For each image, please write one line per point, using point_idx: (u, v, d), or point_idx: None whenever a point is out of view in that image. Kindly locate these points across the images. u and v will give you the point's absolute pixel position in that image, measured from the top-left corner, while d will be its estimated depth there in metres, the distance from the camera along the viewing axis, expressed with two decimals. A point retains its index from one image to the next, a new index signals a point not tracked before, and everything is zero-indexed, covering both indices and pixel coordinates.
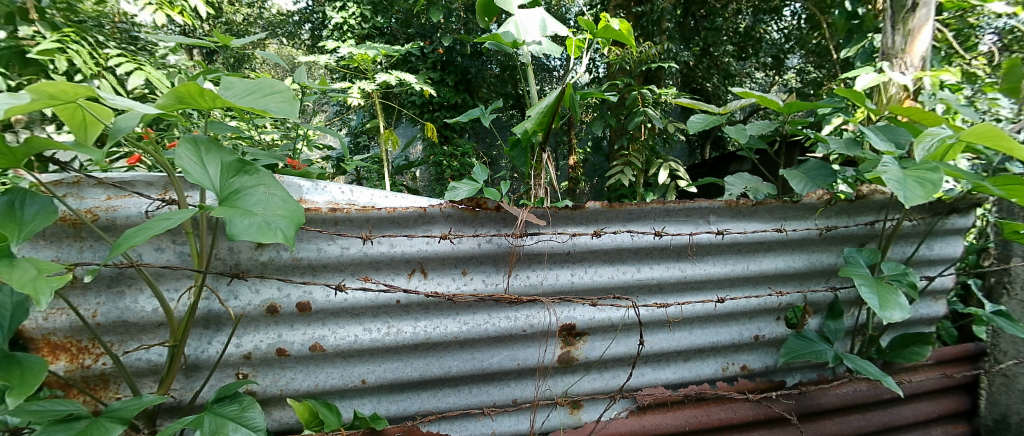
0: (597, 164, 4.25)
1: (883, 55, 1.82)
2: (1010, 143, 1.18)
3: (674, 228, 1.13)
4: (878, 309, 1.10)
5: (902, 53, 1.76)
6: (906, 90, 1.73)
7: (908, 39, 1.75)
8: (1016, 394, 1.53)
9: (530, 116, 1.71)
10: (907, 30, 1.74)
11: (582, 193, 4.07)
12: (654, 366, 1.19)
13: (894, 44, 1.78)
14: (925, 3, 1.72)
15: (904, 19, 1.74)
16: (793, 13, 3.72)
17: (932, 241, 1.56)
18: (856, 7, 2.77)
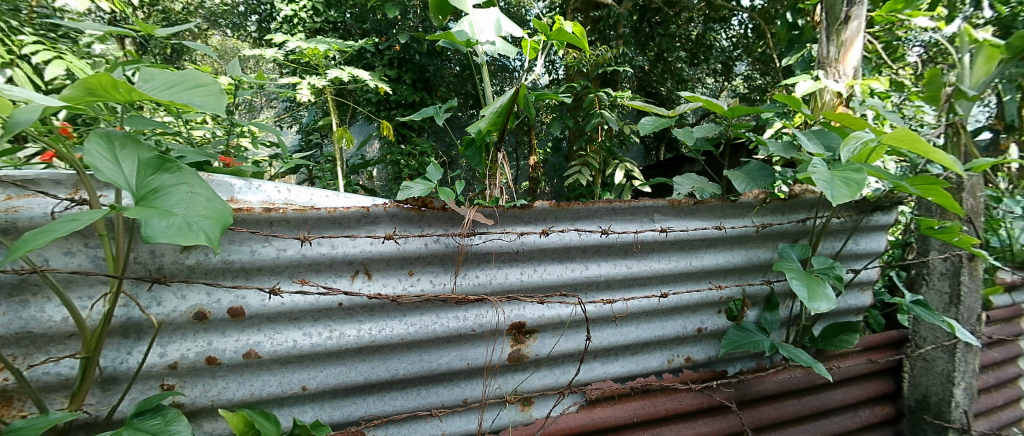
0: (556, 165, 4.30)
1: (819, 64, 1.94)
2: (924, 146, 1.28)
3: (620, 226, 1.16)
4: (806, 301, 1.17)
5: (836, 63, 1.88)
6: (839, 97, 1.85)
7: (841, 50, 1.88)
8: (934, 376, 1.67)
9: (484, 116, 1.70)
10: (840, 41, 1.87)
11: (542, 193, 4.10)
12: (603, 361, 1.21)
13: (829, 54, 1.90)
14: (857, 16, 1.85)
15: (838, 30, 1.87)
16: (741, 23, 3.91)
17: (859, 237, 1.67)
18: (797, 19, 2.93)
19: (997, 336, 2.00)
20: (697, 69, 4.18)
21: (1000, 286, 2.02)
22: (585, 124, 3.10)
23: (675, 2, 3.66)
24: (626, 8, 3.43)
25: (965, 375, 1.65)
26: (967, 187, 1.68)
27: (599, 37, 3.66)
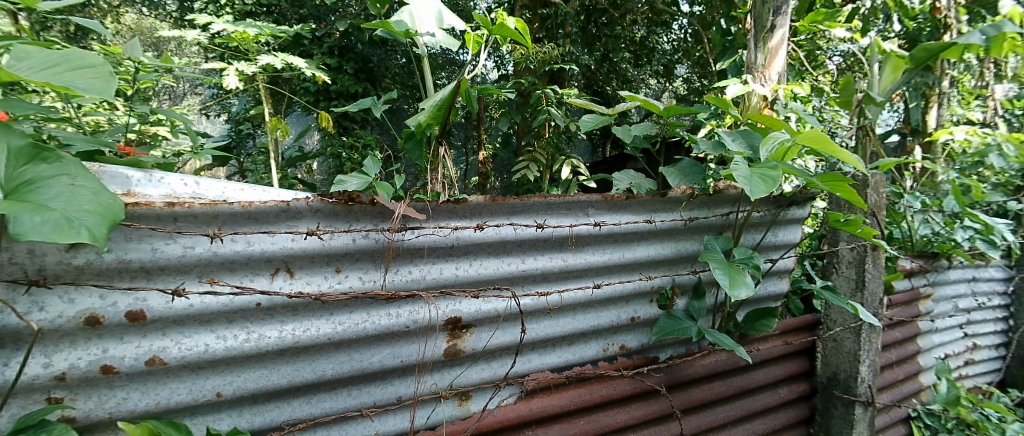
0: (506, 160, 4.29)
1: (747, 69, 2.07)
2: (832, 146, 1.40)
3: (554, 220, 1.18)
4: (727, 289, 1.24)
5: (763, 68, 2.02)
6: (764, 100, 1.98)
7: (768, 56, 2.02)
8: (843, 355, 1.83)
9: (424, 109, 1.67)
10: (766, 48, 2.00)
11: (492, 188, 4.10)
12: (541, 353, 1.23)
13: (756, 60, 2.04)
14: (781, 25, 1.99)
15: (764, 38, 2.00)
16: (680, 27, 4.06)
17: (777, 229, 1.80)
18: (730, 25, 3.12)
19: (897, 318, 2.22)
20: (640, 70, 4.24)
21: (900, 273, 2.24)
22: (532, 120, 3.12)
23: (620, 4, 3.74)
24: (573, 8, 3.51)
25: (869, 353, 1.82)
26: (870, 183, 1.85)
27: (547, 34, 3.72)
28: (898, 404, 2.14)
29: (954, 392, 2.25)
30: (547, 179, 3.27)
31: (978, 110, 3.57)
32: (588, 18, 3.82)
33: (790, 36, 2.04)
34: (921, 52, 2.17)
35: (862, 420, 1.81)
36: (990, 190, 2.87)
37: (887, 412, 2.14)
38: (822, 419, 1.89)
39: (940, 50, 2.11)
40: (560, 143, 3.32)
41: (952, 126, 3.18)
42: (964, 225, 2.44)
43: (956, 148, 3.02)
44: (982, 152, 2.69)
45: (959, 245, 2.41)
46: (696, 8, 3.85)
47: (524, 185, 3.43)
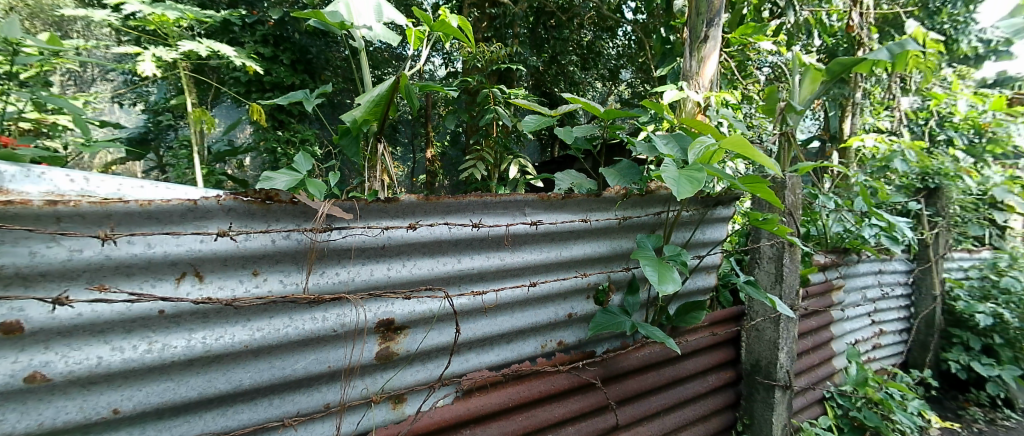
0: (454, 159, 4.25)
1: (683, 76, 2.19)
2: (751, 150, 1.48)
3: (491, 219, 1.18)
4: (656, 283, 1.30)
5: (696, 76, 2.13)
6: (698, 106, 2.11)
7: (701, 64, 2.14)
8: (765, 343, 1.96)
9: (360, 104, 1.61)
10: (699, 57, 2.13)
11: (440, 187, 4.04)
12: (478, 352, 1.22)
13: (691, 68, 2.15)
14: (712, 36, 2.13)
15: (699, 48, 2.13)
16: (625, 34, 4.17)
17: (705, 227, 1.90)
18: (669, 34, 3.29)
19: (813, 308, 2.41)
20: (587, 73, 4.30)
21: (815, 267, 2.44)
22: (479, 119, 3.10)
23: (568, 8, 3.81)
24: (520, 8, 3.54)
25: (787, 340, 1.96)
26: (788, 185, 1.99)
27: (496, 34, 3.76)
28: (814, 386, 2.32)
29: (863, 374, 2.45)
30: (494, 178, 3.26)
31: (886, 120, 3.94)
32: (538, 20, 3.93)
33: (721, 48, 2.17)
34: (835, 66, 2.45)
35: (782, 403, 1.95)
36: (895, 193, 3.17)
37: (804, 394, 2.32)
38: (746, 403, 2.02)
39: (851, 64, 2.41)
40: (508, 144, 3.33)
41: (863, 134, 3.49)
42: (870, 223, 2.72)
43: (866, 154, 3.31)
44: (888, 157, 2.98)
45: (865, 241, 2.71)
46: (639, 17, 4.00)
47: (471, 184, 3.40)
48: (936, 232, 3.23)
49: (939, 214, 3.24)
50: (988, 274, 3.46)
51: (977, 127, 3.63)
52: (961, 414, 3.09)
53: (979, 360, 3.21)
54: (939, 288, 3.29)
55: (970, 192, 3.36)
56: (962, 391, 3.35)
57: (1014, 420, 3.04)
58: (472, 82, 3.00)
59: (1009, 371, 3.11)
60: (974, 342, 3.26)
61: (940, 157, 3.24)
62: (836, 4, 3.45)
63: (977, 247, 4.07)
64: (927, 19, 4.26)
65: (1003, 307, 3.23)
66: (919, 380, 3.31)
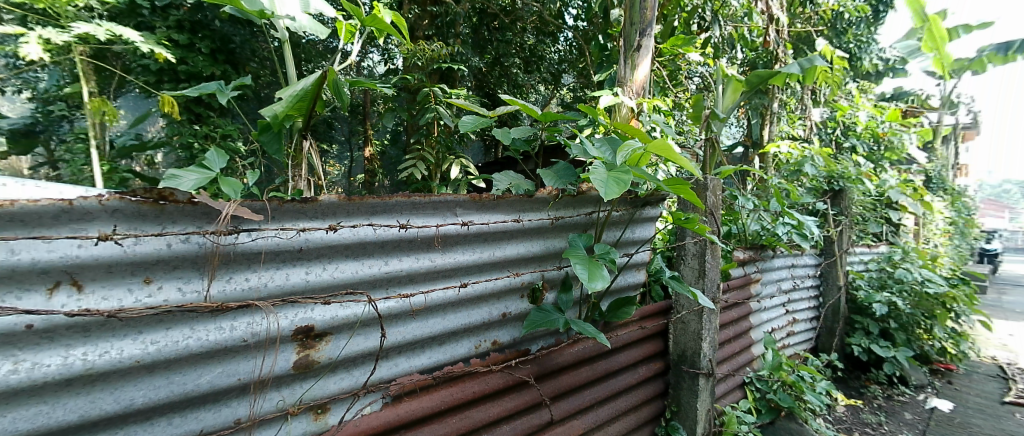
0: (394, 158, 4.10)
1: (618, 82, 2.28)
2: (674, 154, 1.55)
3: (419, 219, 1.16)
4: (585, 281, 1.33)
5: (630, 82, 2.23)
6: (632, 111, 2.18)
7: (634, 71, 2.24)
8: (690, 334, 2.07)
9: (281, 98, 1.50)
10: (632, 64, 2.23)
11: (380, 187, 3.92)
12: (408, 357, 1.19)
13: (625, 74, 2.25)
14: (645, 45, 2.23)
15: (633, 56, 2.23)
16: (566, 39, 4.25)
17: (635, 227, 1.99)
18: (606, 42, 3.55)
19: (734, 301, 2.57)
20: (530, 76, 4.25)
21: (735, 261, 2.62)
22: (418, 119, 3.04)
23: (510, 10, 3.82)
24: (463, 8, 3.51)
25: (710, 331, 2.08)
26: (709, 187, 2.12)
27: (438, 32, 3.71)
28: (735, 373, 2.49)
29: (777, 359, 2.61)
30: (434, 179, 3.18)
31: (799, 129, 4.30)
32: (481, 21, 3.92)
33: (653, 58, 2.28)
34: (753, 78, 2.67)
35: (705, 389, 2.07)
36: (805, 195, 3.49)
37: (726, 380, 2.48)
38: (674, 392, 2.12)
39: (767, 76, 2.69)
40: (450, 144, 3.28)
41: (780, 141, 3.78)
42: (783, 222, 2.94)
43: (781, 159, 3.61)
44: (800, 162, 3.29)
45: (780, 237, 2.93)
46: (580, 23, 4.10)
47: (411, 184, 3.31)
48: (839, 229, 3.57)
49: (842, 213, 3.61)
50: (885, 266, 3.90)
51: (875, 137, 4.12)
52: (863, 392, 3.44)
53: (877, 343, 3.59)
54: (843, 279, 3.65)
55: (867, 193, 3.84)
56: (863, 371, 3.70)
57: (908, 395, 3.41)
58: (411, 80, 2.94)
59: (902, 352, 3.52)
60: (872, 327, 3.65)
61: (845, 163, 3.63)
62: (757, 20, 3.73)
63: (876, 242, 4.54)
64: (836, 38, 4.79)
65: (896, 295, 3.70)
66: (828, 363, 3.64)
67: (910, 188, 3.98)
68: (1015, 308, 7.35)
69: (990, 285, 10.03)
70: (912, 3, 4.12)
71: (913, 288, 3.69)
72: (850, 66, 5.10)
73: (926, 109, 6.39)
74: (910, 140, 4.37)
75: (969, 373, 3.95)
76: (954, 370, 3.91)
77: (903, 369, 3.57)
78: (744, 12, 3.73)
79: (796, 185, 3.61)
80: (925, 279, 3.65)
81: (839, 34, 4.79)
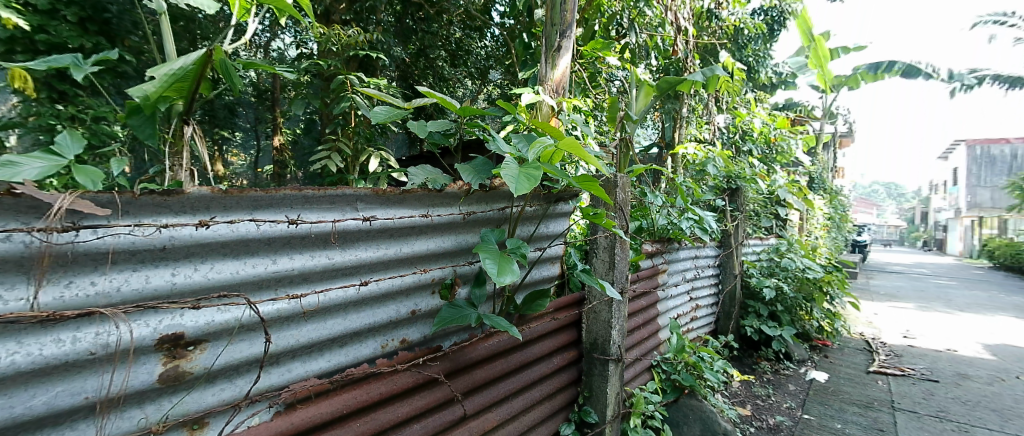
0: (307, 149, 3.83)
1: (539, 80, 2.31)
2: (584, 152, 1.58)
3: (314, 213, 1.08)
4: (495, 275, 1.32)
5: (552, 81, 2.27)
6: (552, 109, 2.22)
7: (554, 71, 2.29)
8: (600, 322, 2.16)
9: (152, 77, 1.31)
10: (553, 64, 2.27)
11: (292, 179, 3.65)
12: (302, 361, 1.11)
13: (546, 73, 2.29)
14: (565, 47, 2.29)
15: (553, 56, 2.27)
16: (493, 36, 4.22)
17: (548, 221, 2.03)
18: (531, 41, 3.61)
19: (643, 290, 2.72)
20: (456, 70, 4.16)
21: (644, 254, 2.78)
22: (333, 108, 2.86)
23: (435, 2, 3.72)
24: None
25: (619, 319, 2.18)
26: (619, 184, 2.21)
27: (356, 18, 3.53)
28: (643, 357, 2.65)
29: (681, 342, 2.81)
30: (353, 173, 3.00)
31: (705, 132, 4.67)
32: (405, 10, 3.78)
33: (571, 59, 2.35)
34: (663, 84, 2.87)
35: (615, 374, 2.17)
36: (707, 192, 3.82)
37: (635, 364, 2.63)
38: (587, 378, 2.21)
39: (675, 83, 2.87)
40: (370, 136, 3.12)
41: (687, 142, 4.07)
42: (687, 216, 3.13)
43: (689, 159, 3.88)
44: (704, 163, 3.59)
45: (684, 231, 3.15)
46: (507, 20, 4.11)
47: (326, 177, 3.11)
48: (735, 223, 3.94)
49: (737, 209, 3.97)
50: (773, 256, 4.38)
51: (768, 141, 4.56)
52: (754, 368, 3.83)
53: (766, 323, 4.00)
54: (738, 268, 4.02)
55: (759, 192, 4.28)
56: (755, 349, 4.12)
57: (791, 369, 3.85)
58: (325, 67, 2.76)
59: (787, 331, 3.95)
60: (763, 310, 4.06)
61: (741, 165, 4.02)
62: (669, 30, 3.97)
63: (768, 235, 5.04)
64: (738, 52, 5.26)
65: (783, 281, 4.16)
66: (725, 344, 4.00)
67: (795, 188, 4.48)
68: (878, 291, 8.56)
69: (860, 271, 11.59)
70: (801, 24, 4.63)
71: (796, 275, 4.18)
72: (749, 78, 5.62)
73: (810, 118, 7.22)
74: (797, 145, 4.88)
75: (840, 347, 4.54)
76: (829, 345, 4.47)
77: (786, 346, 4.02)
78: (659, 21, 3.96)
79: (700, 184, 3.92)
80: (805, 267, 4.16)
81: (740, 48, 5.26)
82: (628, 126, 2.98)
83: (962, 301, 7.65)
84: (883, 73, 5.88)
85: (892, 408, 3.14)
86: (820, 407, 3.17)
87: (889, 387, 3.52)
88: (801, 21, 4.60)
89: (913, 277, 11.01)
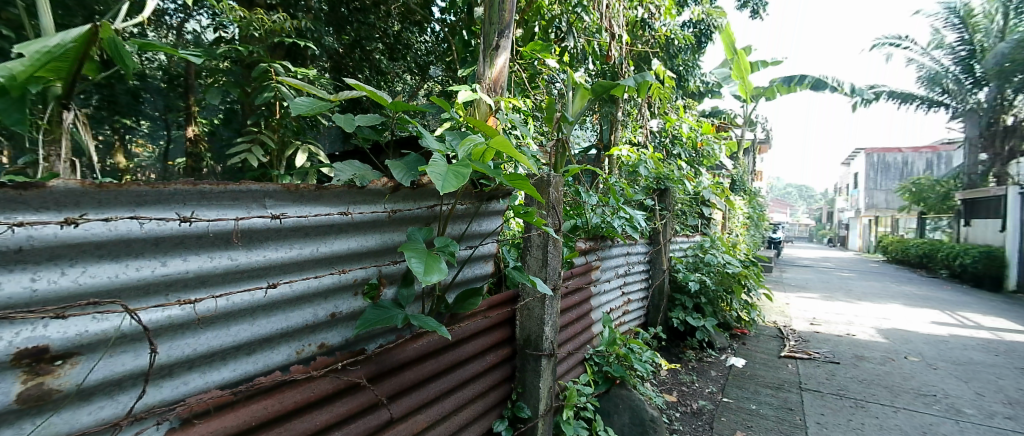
0: (226, 140, 3.30)
1: (478, 79, 2.29)
2: (516, 152, 1.56)
3: (212, 210, 0.99)
4: (421, 274, 1.28)
5: (490, 80, 2.26)
6: (490, 108, 2.20)
7: (493, 70, 2.27)
8: (533, 319, 2.18)
9: (18, 55, 1.12)
10: (491, 62, 2.26)
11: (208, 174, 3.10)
12: (202, 372, 1.02)
13: (484, 71, 2.27)
14: (504, 47, 2.28)
15: (491, 54, 2.26)
16: (433, 32, 4.14)
17: (480, 220, 2.02)
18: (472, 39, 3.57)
19: (576, 286, 2.78)
20: (395, 64, 4.01)
21: (578, 251, 2.83)
22: (255, 97, 2.65)
23: None
24: None
25: (551, 315, 2.21)
26: (551, 183, 2.24)
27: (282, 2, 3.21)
28: (576, 351, 2.71)
29: (612, 334, 2.89)
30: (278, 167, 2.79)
31: (639, 135, 4.86)
32: None
33: (509, 58, 2.34)
34: (597, 88, 2.98)
35: (547, 369, 2.20)
36: (639, 192, 3.98)
37: (568, 358, 2.69)
38: (520, 374, 2.22)
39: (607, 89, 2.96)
40: (300, 129, 2.92)
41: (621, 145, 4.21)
42: (619, 215, 3.21)
43: (623, 160, 4.01)
44: (636, 165, 3.73)
45: (616, 229, 3.24)
46: (447, 17, 4.04)
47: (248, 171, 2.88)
48: (663, 222, 4.17)
49: (666, 208, 4.18)
50: (697, 252, 4.65)
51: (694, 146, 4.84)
52: (681, 357, 4.05)
53: (691, 315, 4.22)
54: (666, 263, 4.24)
55: (686, 193, 4.52)
56: (681, 339, 4.36)
57: (713, 356, 4.12)
58: (245, 53, 2.55)
59: (709, 322, 4.21)
60: (688, 302, 4.30)
61: (670, 167, 4.20)
62: (605, 36, 4.08)
63: (694, 232, 5.34)
64: (670, 61, 5.53)
65: (706, 275, 4.43)
66: (654, 335, 4.19)
67: (718, 189, 4.78)
68: (790, 283, 9.37)
69: (775, 265, 12.61)
70: (725, 38, 4.95)
71: (718, 269, 4.45)
72: (679, 86, 5.92)
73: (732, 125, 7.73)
74: (720, 150, 5.20)
75: (756, 335, 4.91)
76: (747, 334, 4.81)
77: (709, 335, 4.29)
78: (595, 27, 4.05)
79: (633, 184, 4.08)
80: (726, 262, 4.44)
81: (671, 57, 5.50)
82: (564, 127, 3.07)
83: (860, 291, 8.54)
84: (795, 86, 6.41)
85: (800, 389, 3.44)
86: (738, 391, 3.41)
87: (797, 370, 3.86)
88: (725, 35, 4.92)
89: (819, 270, 12.16)
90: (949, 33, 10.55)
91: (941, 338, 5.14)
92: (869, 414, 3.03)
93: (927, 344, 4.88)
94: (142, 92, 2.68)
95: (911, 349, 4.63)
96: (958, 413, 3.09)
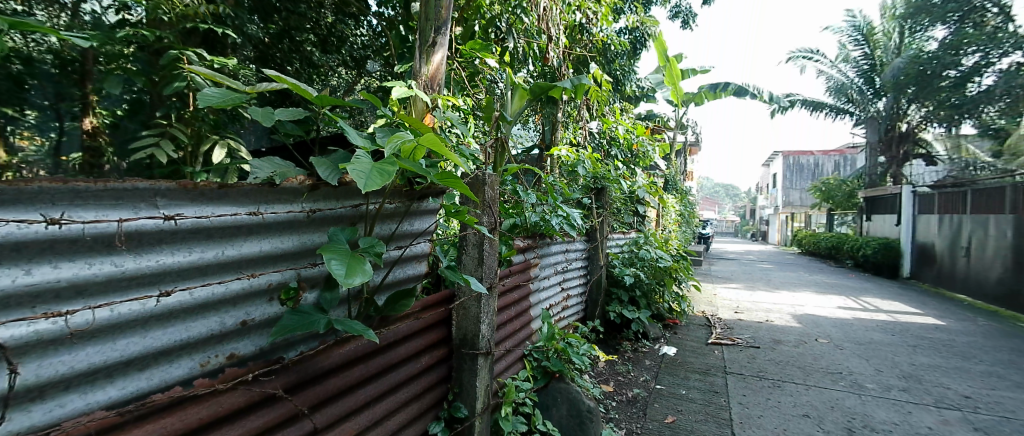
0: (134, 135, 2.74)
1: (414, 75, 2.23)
2: (446, 150, 1.52)
3: (89, 210, 0.90)
4: (342, 276, 1.22)
5: (426, 77, 2.21)
6: (427, 106, 2.14)
7: (430, 67, 2.22)
8: (469, 318, 2.16)
9: None
10: (428, 59, 2.21)
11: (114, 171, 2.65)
12: (82, 393, 0.91)
13: (420, 67, 2.21)
14: (440, 44, 2.24)
15: (428, 51, 2.21)
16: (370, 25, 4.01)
17: (412, 219, 1.98)
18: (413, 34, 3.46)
19: (514, 283, 2.79)
20: (329, 57, 3.79)
21: (516, 249, 2.84)
22: (164, 87, 2.42)
23: None
24: None
25: (488, 314, 2.20)
26: (487, 182, 2.22)
27: None
28: (514, 348, 2.72)
29: (551, 329, 2.92)
30: (193, 163, 2.56)
31: (578, 136, 4.97)
32: None
33: (446, 56, 2.31)
34: (535, 89, 3.00)
35: (484, 368, 2.19)
36: (578, 192, 4.08)
37: (506, 355, 2.70)
38: (457, 374, 2.20)
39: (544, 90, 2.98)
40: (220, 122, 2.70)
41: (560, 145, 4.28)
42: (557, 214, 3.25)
43: (563, 160, 4.08)
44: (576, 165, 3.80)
45: (554, 227, 3.29)
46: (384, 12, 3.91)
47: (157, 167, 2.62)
48: (599, 219, 4.30)
49: (602, 206, 4.31)
50: (632, 248, 4.83)
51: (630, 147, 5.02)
52: (618, 348, 4.20)
53: (626, 308, 4.39)
54: (603, 259, 4.39)
55: (622, 191, 4.68)
56: (617, 331, 4.51)
57: (647, 346, 4.33)
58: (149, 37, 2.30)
59: (643, 314, 4.39)
60: (624, 295, 4.46)
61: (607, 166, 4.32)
62: (545, 39, 4.13)
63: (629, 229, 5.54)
64: (608, 65, 5.68)
65: (640, 269, 4.61)
66: (593, 329, 4.31)
67: (652, 188, 4.99)
68: (716, 275, 10.01)
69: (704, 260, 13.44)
70: (658, 45, 5.17)
71: (651, 264, 4.65)
72: (616, 89, 6.11)
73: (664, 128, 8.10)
74: (654, 151, 5.43)
75: (686, 325, 5.20)
76: (677, 324, 5.06)
77: (643, 327, 4.49)
78: (536, 30, 4.08)
79: (571, 184, 4.17)
80: (658, 256, 4.65)
81: (608, 62, 5.66)
82: (502, 126, 3.07)
83: (777, 281, 9.28)
84: (720, 92, 6.83)
85: (724, 373, 3.69)
86: (669, 377, 3.59)
87: (722, 356, 4.13)
88: (658, 43, 5.14)
89: (743, 263, 13.10)
90: (853, 49, 11.65)
91: (846, 321, 5.70)
92: (784, 393, 3.30)
93: (835, 327, 5.39)
94: (26, 79, 2.23)
95: (821, 332, 5.09)
96: (860, 388, 3.45)
